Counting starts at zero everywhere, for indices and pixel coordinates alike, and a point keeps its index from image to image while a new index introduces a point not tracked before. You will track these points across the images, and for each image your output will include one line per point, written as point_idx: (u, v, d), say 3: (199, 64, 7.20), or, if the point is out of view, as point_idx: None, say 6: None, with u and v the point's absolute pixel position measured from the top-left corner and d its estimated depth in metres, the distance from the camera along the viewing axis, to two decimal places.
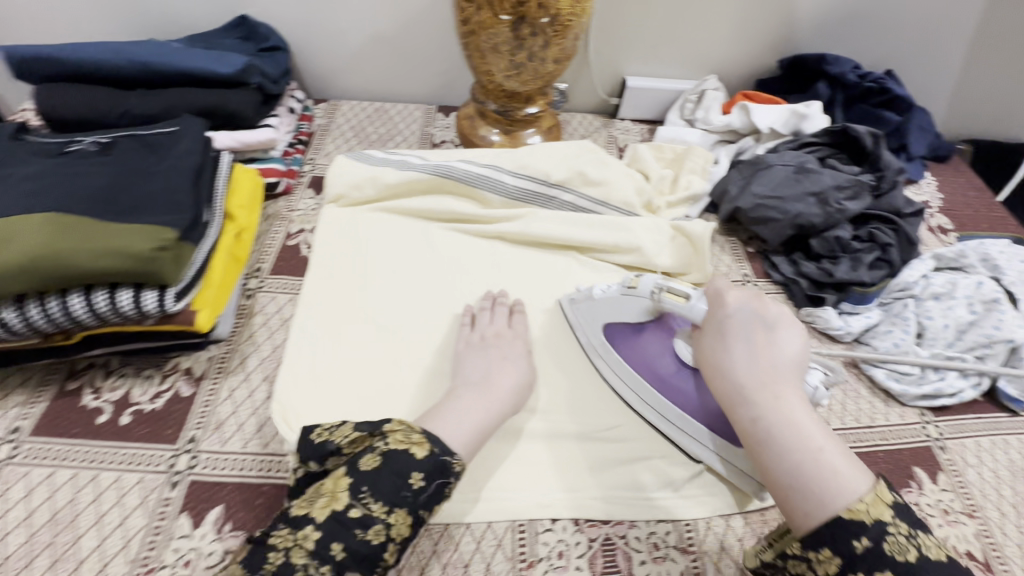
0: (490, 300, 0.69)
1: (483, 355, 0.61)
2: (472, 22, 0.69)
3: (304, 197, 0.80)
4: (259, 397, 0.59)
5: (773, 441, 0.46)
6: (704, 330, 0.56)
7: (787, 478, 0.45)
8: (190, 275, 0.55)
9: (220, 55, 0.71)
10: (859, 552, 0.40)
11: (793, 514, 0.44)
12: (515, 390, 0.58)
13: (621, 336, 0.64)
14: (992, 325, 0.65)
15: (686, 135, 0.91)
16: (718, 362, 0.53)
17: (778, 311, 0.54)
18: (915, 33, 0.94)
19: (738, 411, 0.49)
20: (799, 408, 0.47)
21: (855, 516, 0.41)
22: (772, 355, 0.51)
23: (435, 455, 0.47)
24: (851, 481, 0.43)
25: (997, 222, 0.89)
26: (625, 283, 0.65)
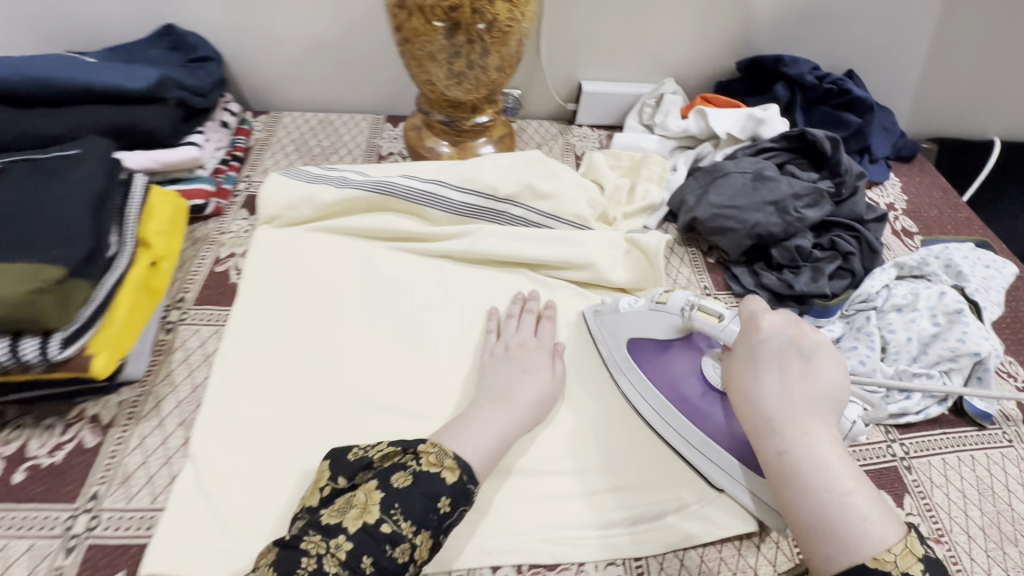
0: (521, 306, 0.66)
1: (510, 369, 0.59)
2: (404, 29, 0.65)
3: (236, 218, 0.75)
4: (174, 445, 0.54)
5: (800, 478, 0.43)
6: (734, 354, 0.52)
7: (809, 519, 0.42)
8: (84, 317, 0.50)
9: (132, 70, 0.66)
10: None
11: (813, 556, 0.42)
12: (540, 406, 0.57)
13: (646, 352, 0.62)
14: (956, 338, 0.62)
15: (643, 141, 0.88)
16: (748, 390, 0.49)
17: (817, 340, 0.50)
18: (876, 31, 0.92)
19: (764, 441, 0.46)
20: (831, 446, 0.44)
21: (881, 565, 0.39)
22: (806, 386, 0.47)
23: (464, 481, 0.46)
24: (880, 529, 0.40)
25: (962, 224, 0.87)
26: (654, 298, 0.62)
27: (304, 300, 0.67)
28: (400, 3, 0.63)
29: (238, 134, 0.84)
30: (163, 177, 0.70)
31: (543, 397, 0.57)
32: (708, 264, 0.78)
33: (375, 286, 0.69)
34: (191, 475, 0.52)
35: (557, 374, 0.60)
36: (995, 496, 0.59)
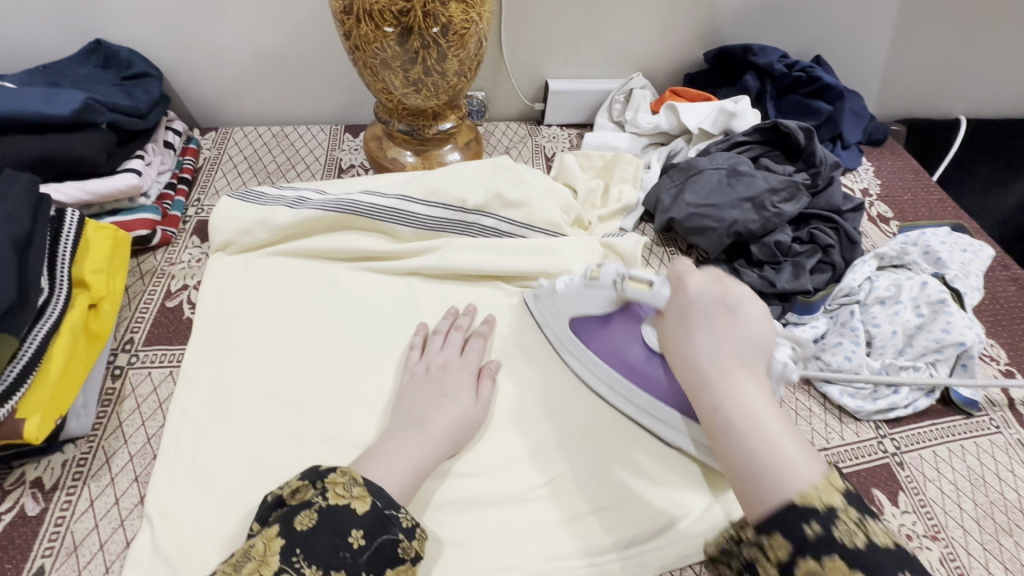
0: (451, 322, 0.63)
1: (425, 393, 0.55)
2: (354, 36, 0.61)
3: (187, 246, 0.70)
4: (127, 505, 0.50)
5: (733, 427, 0.40)
6: (665, 317, 0.49)
7: (743, 469, 0.39)
8: (9, 377, 0.45)
9: (55, 95, 0.60)
10: (811, 538, 0.34)
11: (750, 508, 0.38)
12: (453, 430, 0.53)
13: (588, 328, 0.59)
14: (940, 328, 0.61)
15: (615, 140, 0.85)
16: (681, 349, 0.46)
17: (743, 291, 0.46)
18: (843, 17, 0.90)
19: (700, 396, 0.43)
20: (762, 394, 0.42)
21: (807, 502, 0.36)
22: (736, 337, 0.44)
23: (377, 508, 0.42)
24: (807, 468, 0.37)
25: (935, 205, 0.87)
26: (586, 274, 0.57)
27: (264, 330, 0.62)
28: (347, 9, 0.59)
29: (185, 155, 0.78)
30: (101, 209, 0.65)
31: (457, 425, 0.53)
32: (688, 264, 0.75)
33: (340, 311, 0.65)
34: (147, 537, 0.47)
35: (479, 400, 0.57)
36: (987, 486, 0.58)
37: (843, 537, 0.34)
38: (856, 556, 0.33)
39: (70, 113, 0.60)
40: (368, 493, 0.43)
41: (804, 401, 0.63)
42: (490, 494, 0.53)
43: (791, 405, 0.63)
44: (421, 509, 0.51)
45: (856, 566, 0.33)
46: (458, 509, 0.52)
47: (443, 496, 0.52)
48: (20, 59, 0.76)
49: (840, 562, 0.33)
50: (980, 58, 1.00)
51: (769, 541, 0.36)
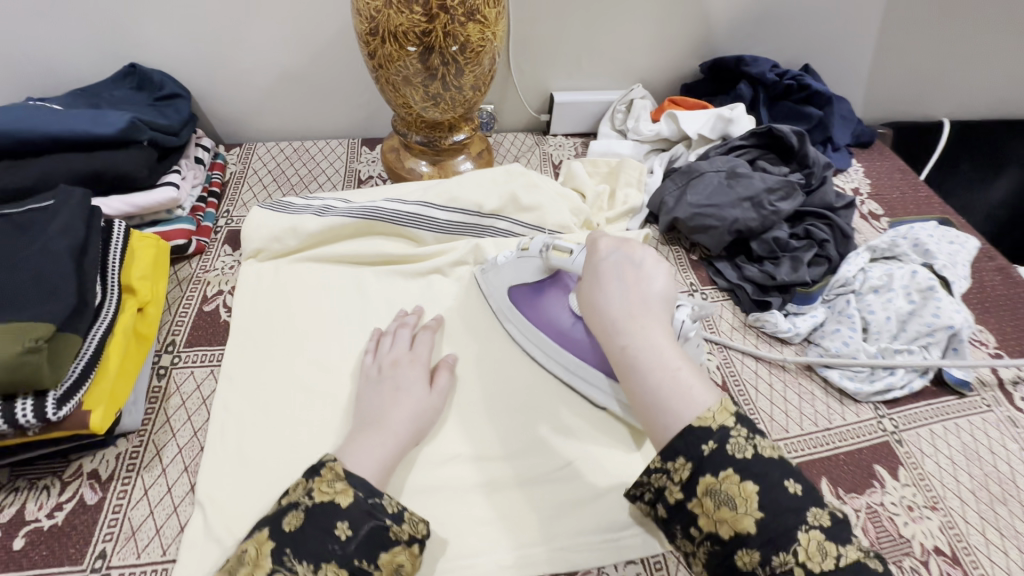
0: (399, 322, 0.65)
1: (378, 392, 0.56)
2: (378, 55, 0.66)
3: (220, 254, 0.74)
4: (179, 493, 0.53)
5: (638, 366, 0.47)
6: (582, 277, 0.56)
7: (648, 399, 0.46)
8: (75, 372, 0.49)
9: (101, 115, 0.65)
10: (706, 455, 0.41)
11: (654, 431, 0.45)
12: (412, 420, 0.55)
13: (524, 298, 0.65)
14: (931, 313, 0.66)
15: (618, 147, 0.90)
16: (595, 303, 0.53)
17: (646, 252, 0.55)
18: (828, 29, 0.96)
19: (611, 342, 0.50)
20: (665, 338, 0.48)
21: (702, 423, 0.42)
22: (642, 291, 0.51)
23: (361, 499, 0.44)
24: (699, 395, 0.44)
25: (922, 202, 0.92)
26: (519, 247, 0.65)
27: (293, 328, 0.66)
28: (373, 31, 0.64)
29: (213, 169, 0.83)
30: (141, 221, 0.69)
31: (415, 415, 0.55)
32: (692, 261, 0.80)
33: (366, 312, 0.69)
34: (200, 522, 0.50)
35: (434, 389, 0.59)
36: (981, 459, 0.62)
37: (734, 450, 0.41)
38: (746, 467, 0.40)
39: (116, 132, 0.64)
40: (349, 486, 0.44)
41: (805, 385, 0.68)
42: (514, 477, 0.56)
43: (795, 389, 0.67)
44: (452, 491, 0.55)
45: (747, 476, 0.40)
46: (486, 491, 0.55)
47: (473, 481, 0.55)
48: (59, 85, 0.81)
49: (734, 474, 0.40)
50: (958, 64, 1.07)
51: (675, 464, 0.43)
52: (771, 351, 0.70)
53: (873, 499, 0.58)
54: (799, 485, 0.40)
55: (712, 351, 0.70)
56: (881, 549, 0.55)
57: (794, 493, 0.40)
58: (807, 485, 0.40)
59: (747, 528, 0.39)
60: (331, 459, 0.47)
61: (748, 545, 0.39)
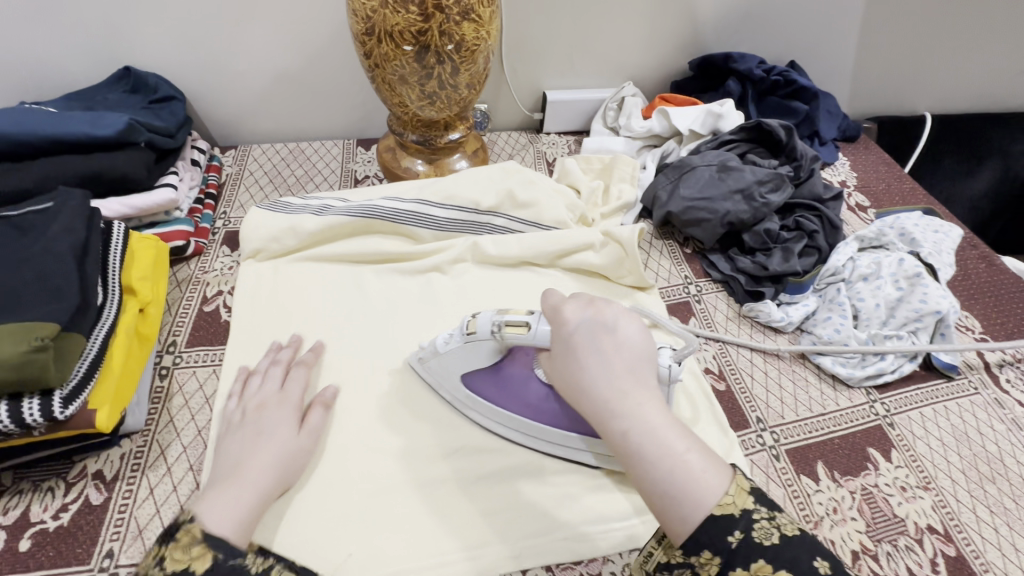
0: (272, 359, 0.61)
1: (238, 439, 0.52)
2: (374, 55, 0.67)
3: (218, 255, 0.74)
4: (184, 491, 0.53)
5: (643, 454, 0.43)
6: (554, 351, 0.50)
7: (660, 489, 0.42)
8: (80, 371, 0.49)
9: (99, 117, 0.65)
10: (734, 546, 0.40)
11: (674, 526, 0.42)
12: (276, 467, 0.51)
13: (483, 382, 0.58)
14: (919, 299, 0.67)
15: (611, 144, 0.91)
16: (577, 382, 0.47)
17: (615, 311, 0.49)
18: (814, 26, 0.99)
19: (607, 426, 0.45)
20: (661, 412, 0.45)
21: (725, 510, 0.41)
22: (625, 359, 0.47)
23: (219, 563, 0.39)
24: (713, 478, 0.42)
25: (907, 193, 0.94)
26: (463, 328, 0.55)
27: (293, 329, 0.66)
28: (370, 30, 0.64)
29: (210, 171, 0.83)
30: (139, 222, 0.69)
31: (282, 459, 0.51)
32: (686, 254, 0.81)
33: (365, 311, 0.69)
34: None
35: (304, 429, 0.55)
36: (970, 440, 0.64)
37: (760, 538, 0.40)
38: (777, 554, 0.39)
39: (114, 134, 0.65)
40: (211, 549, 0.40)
41: (799, 371, 0.69)
42: (518, 468, 0.56)
43: (789, 376, 0.69)
44: (457, 483, 0.55)
45: (779, 564, 0.39)
46: (491, 482, 0.55)
47: (477, 472, 0.56)
48: (53, 88, 0.81)
49: (765, 564, 0.39)
50: (938, 60, 1.10)
51: (700, 559, 0.41)
52: (766, 340, 0.72)
53: (867, 481, 0.60)
54: (827, 562, 0.39)
55: (708, 343, 0.72)
56: (876, 529, 0.56)
57: (826, 573, 0.39)
58: (834, 560, 0.39)
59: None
60: (190, 518, 0.43)
61: None
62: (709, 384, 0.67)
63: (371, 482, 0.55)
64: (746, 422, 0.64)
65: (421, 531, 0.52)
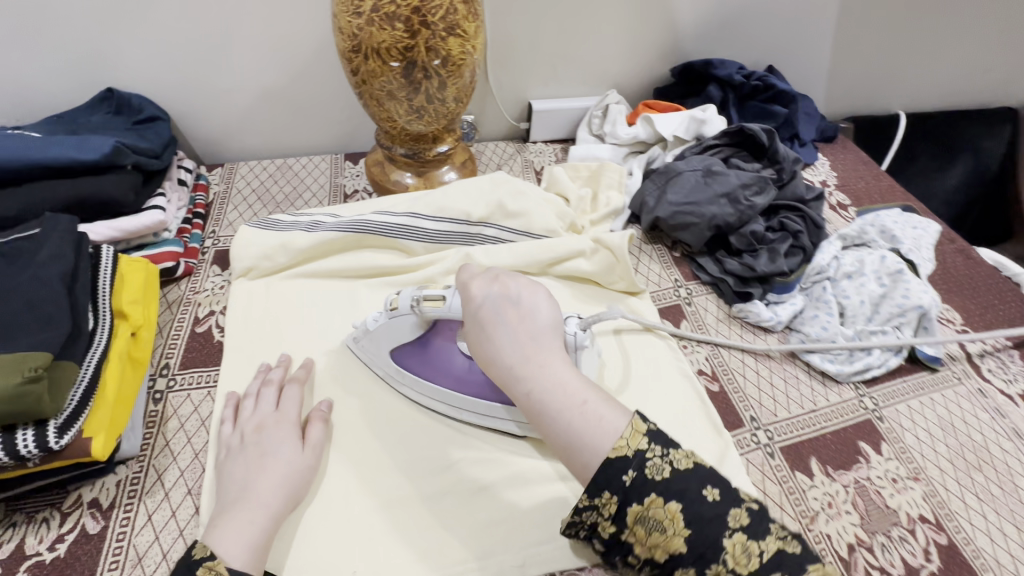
0: (262, 380, 0.60)
1: (243, 460, 0.52)
2: (361, 71, 0.67)
3: (209, 275, 0.74)
4: (184, 516, 0.52)
5: (546, 410, 0.48)
6: (466, 326, 0.54)
7: (563, 437, 0.47)
8: (74, 401, 0.49)
9: (84, 140, 0.64)
10: (629, 484, 0.43)
11: (577, 468, 0.46)
12: (282, 488, 0.51)
13: (408, 356, 0.61)
14: (901, 295, 0.69)
15: (597, 151, 0.92)
16: (486, 354, 0.51)
17: (520, 283, 0.53)
18: (790, 31, 1.01)
19: (514, 390, 0.50)
20: (562, 369, 0.49)
21: (619, 453, 0.44)
22: (529, 328, 0.51)
23: None
24: (610, 422, 0.46)
25: (886, 191, 0.97)
26: (388, 307, 0.59)
27: (288, 345, 0.66)
28: (356, 47, 0.65)
29: (197, 191, 0.83)
30: (127, 245, 0.69)
31: (286, 479, 0.51)
32: (675, 258, 0.83)
33: None
34: None
35: (307, 445, 0.55)
36: (956, 430, 0.66)
37: (653, 474, 0.43)
38: (666, 487, 0.43)
39: (100, 157, 0.64)
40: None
41: (790, 369, 0.71)
42: (519, 477, 0.57)
43: (780, 374, 0.70)
44: (459, 496, 0.55)
45: (669, 496, 0.42)
46: (493, 492, 0.56)
47: (478, 483, 0.56)
48: (35, 112, 0.80)
49: (656, 498, 0.43)
50: (910, 61, 1.13)
51: (602, 500, 0.44)
52: (756, 340, 0.73)
53: (859, 474, 0.61)
54: (716, 490, 0.43)
55: (700, 345, 0.73)
56: (870, 520, 0.58)
57: (714, 500, 0.43)
58: (724, 489, 0.43)
59: (679, 547, 0.42)
60: (208, 554, 0.42)
61: (682, 564, 0.42)
62: (702, 385, 0.68)
63: (373, 498, 0.55)
64: (741, 421, 0.65)
65: (421, 544, 0.52)
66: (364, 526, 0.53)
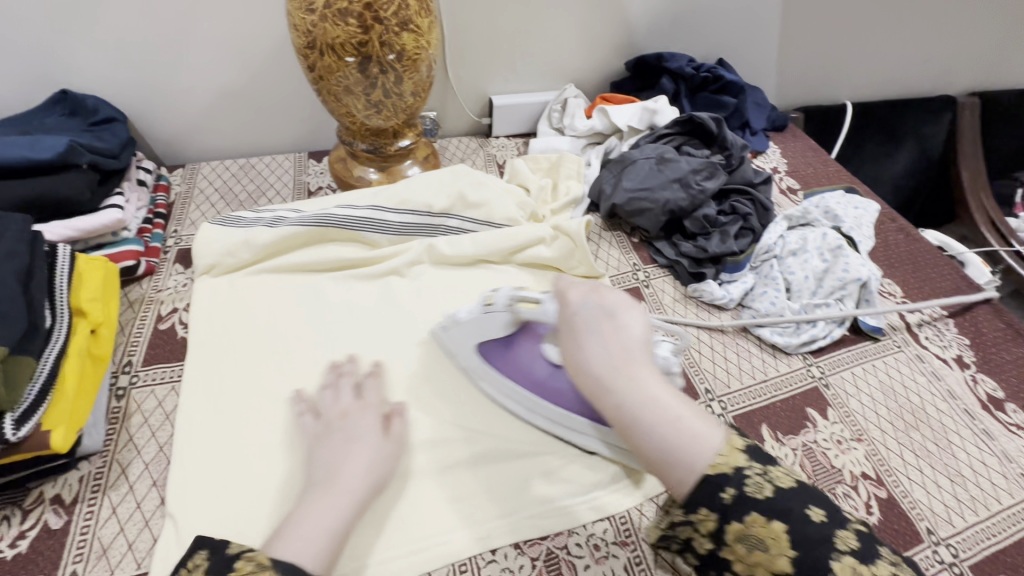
0: (335, 373, 0.61)
1: (329, 445, 0.54)
2: (317, 68, 0.68)
3: (171, 273, 0.74)
4: (150, 507, 0.53)
5: (637, 422, 0.46)
6: (558, 331, 0.53)
7: (656, 452, 0.45)
8: (32, 394, 0.49)
9: (37, 140, 0.65)
10: (728, 502, 0.41)
11: (670, 484, 0.44)
12: (367, 476, 0.51)
13: (495, 353, 0.62)
14: (842, 269, 0.74)
15: (557, 144, 0.95)
16: (576, 362, 0.50)
17: (617, 296, 0.52)
18: (737, 26, 1.06)
19: (602, 402, 0.48)
20: (657, 382, 0.47)
21: (717, 469, 0.42)
22: (621, 340, 0.49)
23: None
24: (707, 439, 0.44)
25: (833, 175, 1.02)
26: (483, 301, 0.60)
27: (255, 339, 0.67)
28: (310, 44, 0.66)
29: (158, 191, 0.82)
30: (86, 245, 0.68)
31: (370, 467, 0.52)
32: (634, 243, 0.86)
33: (326, 317, 0.70)
34: (171, 537, 0.50)
35: (390, 437, 0.56)
36: (897, 394, 0.70)
37: (754, 491, 0.41)
38: (769, 506, 0.41)
39: (54, 156, 0.64)
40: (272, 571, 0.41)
41: (742, 344, 0.74)
42: (485, 454, 0.58)
43: (733, 349, 0.74)
44: (425, 475, 0.57)
45: (772, 515, 0.40)
46: (459, 470, 0.57)
47: (442, 463, 0.57)
48: None
49: (756, 516, 0.41)
50: (852, 52, 1.19)
51: (699, 515, 0.43)
52: (710, 318, 0.77)
53: (808, 438, 0.65)
54: (822, 510, 0.41)
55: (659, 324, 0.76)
56: (817, 480, 0.61)
57: (820, 520, 0.40)
58: (830, 509, 0.41)
59: (784, 569, 0.40)
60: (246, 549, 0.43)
61: None
62: None
63: None
64: (697, 394, 0.68)
65: (389, 523, 0.53)
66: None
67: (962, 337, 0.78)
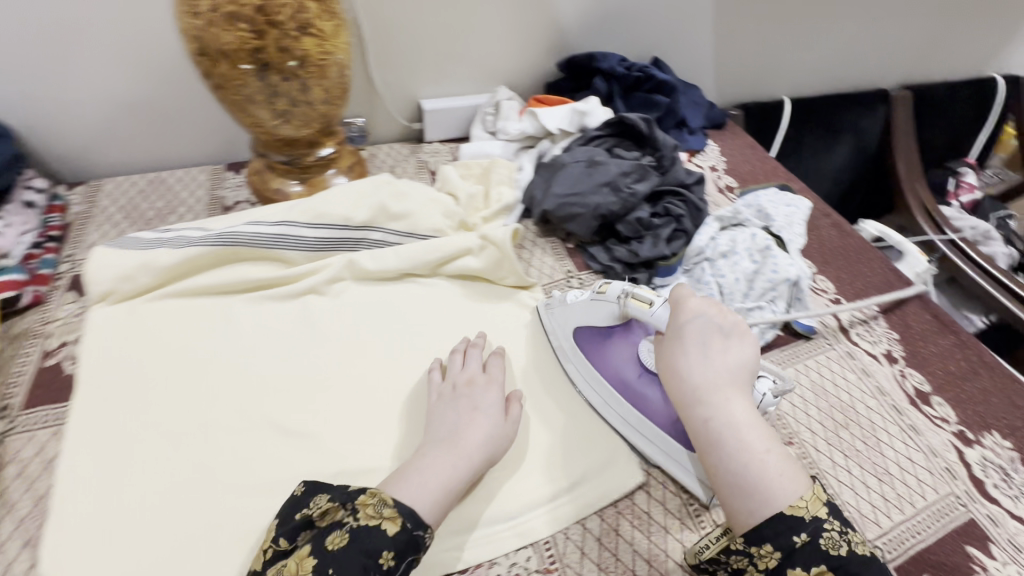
0: (467, 343, 0.65)
1: (454, 408, 0.56)
2: (214, 77, 0.64)
3: (63, 302, 0.68)
4: (19, 570, 0.48)
5: (722, 442, 0.48)
6: (664, 335, 0.57)
7: (734, 478, 0.47)
8: None
9: None
10: (798, 546, 0.43)
11: (737, 512, 0.46)
12: (487, 449, 0.54)
13: (590, 340, 0.65)
14: (770, 270, 0.73)
15: (488, 148, 0.93)
16: (675, 365, 0.53)
17: (736, 321, 0.55)
18: (670, 24, 1.05)
19: (691, 411, 0.51)
20: (748, 413, 0.49)
21: (795, 512, 0.44)
22: (725, 359, 0.52)
23: (407, 530, 0.45)
24: (791, 482, 0.45)
25: (769, 172, 1.02)
26: (595, 289, 0.66)
27: (156, 371, 0.62)
28: (201, 50, 0.61)
29: (51, 213, 0.76)
30: None
31: (489, 439, 0.54)
32: (569, 250, 0.84)
33: (236, 343, 0.65)
34: None
35: (509, 417, 0.57)
36: (828, 393, 0.70)
37: (828, 547, 0.43)
38: (842, 565, 0.42)
39: None
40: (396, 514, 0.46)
41: None
42: None
43: None
44: None
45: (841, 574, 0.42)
46: None
47: None
48: None
49: (825, 569, 0.42)
50: (786, 49, 1.20)
51: (761, 550, 0.44)
52: None
53: None
54: None
55: None
56: None
57: None
58: None
59: None
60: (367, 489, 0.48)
61: None
62: None
63: (241, 525, 0.51)
64: None
65: None
66: (222, 558, 0.49)
67: (890, 332, 0.79)
